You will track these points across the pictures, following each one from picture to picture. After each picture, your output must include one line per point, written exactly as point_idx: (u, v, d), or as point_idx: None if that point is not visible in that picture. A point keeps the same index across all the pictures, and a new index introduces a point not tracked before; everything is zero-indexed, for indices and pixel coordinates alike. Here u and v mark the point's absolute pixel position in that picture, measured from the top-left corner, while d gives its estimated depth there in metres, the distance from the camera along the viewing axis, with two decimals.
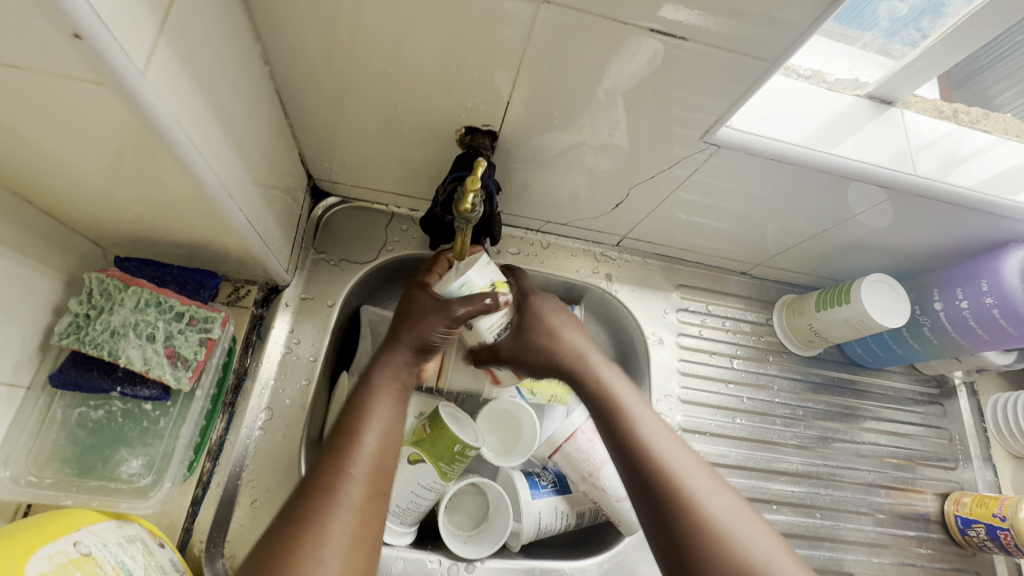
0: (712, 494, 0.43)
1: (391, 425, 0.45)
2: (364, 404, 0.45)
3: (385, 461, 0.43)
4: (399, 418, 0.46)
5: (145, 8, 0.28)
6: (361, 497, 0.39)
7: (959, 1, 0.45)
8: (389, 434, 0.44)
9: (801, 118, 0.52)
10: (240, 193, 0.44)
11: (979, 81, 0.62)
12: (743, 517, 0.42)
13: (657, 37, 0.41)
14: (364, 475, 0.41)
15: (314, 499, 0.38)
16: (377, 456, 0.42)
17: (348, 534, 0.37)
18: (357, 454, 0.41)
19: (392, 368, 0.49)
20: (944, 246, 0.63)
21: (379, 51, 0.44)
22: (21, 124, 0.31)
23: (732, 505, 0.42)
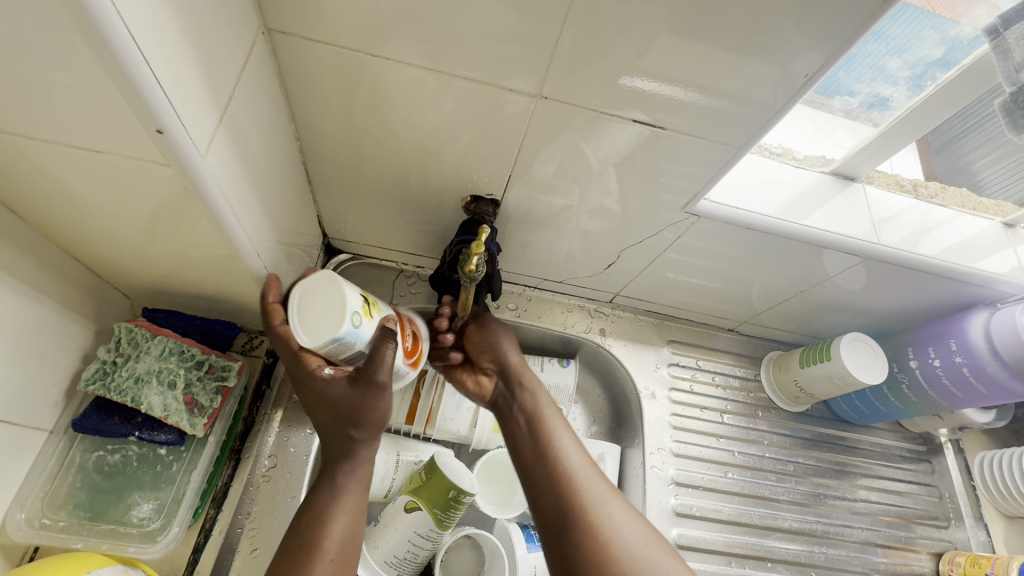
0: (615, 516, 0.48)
1: (348, 530, 0.49)
2: (324, 513, 0.49)
3: (343, 572, 0.47)
4: (357, 523, 0.50)
5: (211, 106, 0.33)
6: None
7: (901, 97, 0.51)
8: (347, 539, 0.49)
9: (771, 192, 0.58)
10: (266, 251, 0.48)
11: (957, 148, 0.60)
12: (645, 546, 0.46)
13: (640, 124, 0.47)
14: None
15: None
16: (337, 569, 0.47)
17: None
18: (317, 568, 0.45)
19: (356, 466, 0.52)
20: (915, 307, 0.67)
21: (398, 130, 0.50)
22: (88, 193, 0.36)
23: (643, 536, 0.47)
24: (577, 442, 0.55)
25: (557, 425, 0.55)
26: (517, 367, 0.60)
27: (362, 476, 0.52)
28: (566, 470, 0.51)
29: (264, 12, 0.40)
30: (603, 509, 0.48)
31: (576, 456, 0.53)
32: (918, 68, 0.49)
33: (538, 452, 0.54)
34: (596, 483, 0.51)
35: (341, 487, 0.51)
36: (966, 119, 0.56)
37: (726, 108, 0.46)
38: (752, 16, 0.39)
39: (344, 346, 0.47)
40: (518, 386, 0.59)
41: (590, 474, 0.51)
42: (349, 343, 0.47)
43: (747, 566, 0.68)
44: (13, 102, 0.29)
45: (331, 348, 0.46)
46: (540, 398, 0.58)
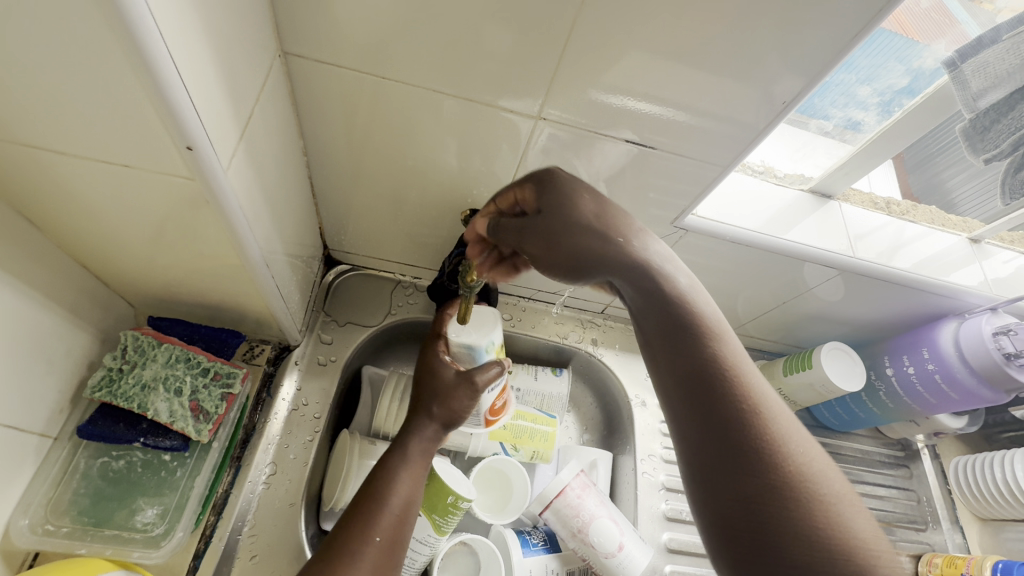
0: (800, 444, 0.32)
1: (412, 489, 0.49)
2: (394, 471, 0.50)
3: (397, 536, 0.46)
4: (419, 488, 0.50)
5: (233, 124, 0.36)
6: (375, 563, 0.43)
7: (871, 122, 0.56)
8: (410, 503, 0.48)
9: (754, 208, 0.62)
10: (273, 261, 0.50)
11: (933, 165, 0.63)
12: (838, 484, 0.32)
13: (631, 143, 0.51)
14: (380, 544, 0.44)
15: (332, 554, 0.42)
16: (395, 524, 0.46)
17: None
18: (380, 517, 0.46)
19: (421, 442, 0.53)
20: (890, 318, 0.71)
21: (402, 146, 0.52)
22: (107, 204, 0.38)
23: (837, 484, 0.32)
24: (734, 341, 0.37)
25: (711, 318, 0.37)
26: (658, 258, 0.41)
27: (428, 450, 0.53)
28: (732, 374, 0.34)
29: (281, 36, 0.42)
30: (791, 435, 0.33)
31: (738, 353, 0.36)
32: (886, 95, 0.53)
33: (706, 369, 0.34)
34: (772, 398, 0.34)
35: (412, 452, 0.52)
36: (939, 139, 0.59)
37: (711, 130, 0.49)
38: (734, 46, 0.42)
39: (467, 353, 0.54)
40: (647, 266, 0.40)
41: (763, 386, 0.34)
42: (473, 354, 0.54)
43: None
44: (51, 118, 0.30)
45: (461, 349, 0.54)
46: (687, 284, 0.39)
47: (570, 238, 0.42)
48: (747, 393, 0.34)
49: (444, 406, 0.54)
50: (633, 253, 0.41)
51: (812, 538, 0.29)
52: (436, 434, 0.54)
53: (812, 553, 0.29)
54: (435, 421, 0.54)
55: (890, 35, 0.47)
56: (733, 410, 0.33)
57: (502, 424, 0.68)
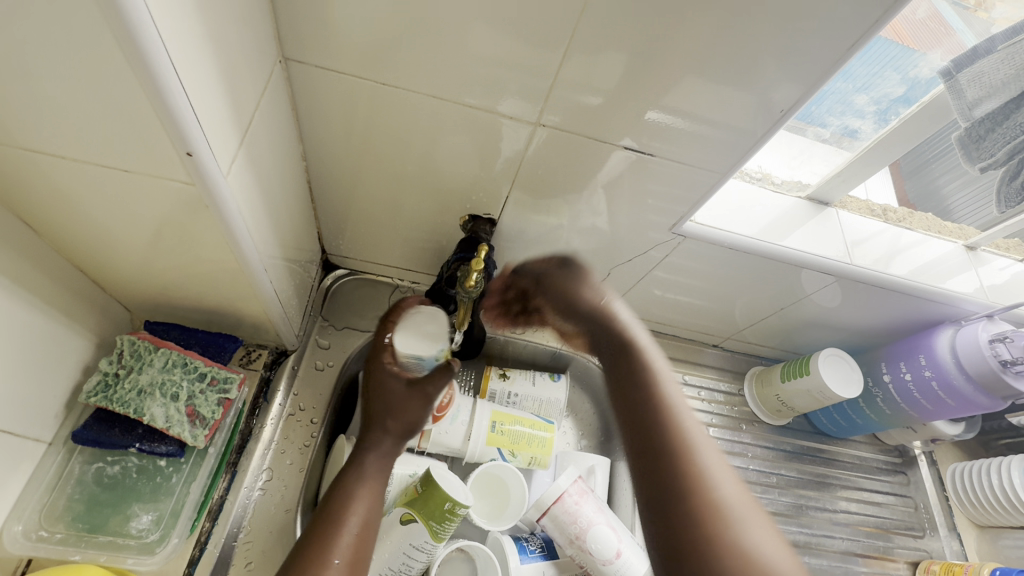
0: (724, 480, 0.42)
1: (370, 511, 0.48)
2: (350, 493, 0.49)
3: (360, 554, 0.45)
4: (377, 510, 0.49)
5: (233, 130, 0.36)
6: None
7: (867, 130, 0.56)
8: (368, 520, 0.48)
9: (752, 215, 0.62)
10: (272, 266, 0.50)
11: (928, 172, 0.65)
12: (751, 513, 0.40)
13: (629, 150, 0.51)
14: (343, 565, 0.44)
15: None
16: (355, 546, 0.45)
17: None
18: (339, 540, 0.45)
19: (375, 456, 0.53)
20: (887, 324, 0.71)
21: (400, 151, 0.52)
22: (105, 207, 0.38)
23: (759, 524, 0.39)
24: (684, 401, 0.49)
25: (668, 384, 0.51)
26: (629, 324, 0.59)
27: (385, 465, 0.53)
28: (674, 421, 0.46)
29: (282, 42, 0.42)
30: (716, 471, 0.42)
31: (686, 411, 0.48)
32: (882, 103, 0.53)
33: (652, 417, 0.47)
34: (706, 444, 0.45)
35: (368, 473, 0.51)
36: (933, 148, 0.61)
37: (710, 137, 0.49)
38: (733, 53, 0.42)
39: (417, 363, 0.59)
40: (625, 336, 0.57)
41: (701, 437, 0.45)
42: (422, 364, 0.59)
43: None
44: (51, 123, 0.30)
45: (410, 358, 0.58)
46: (654, 360, 0.55)
47: (565, 295, 0.62)
48: (685, 438, 0.45)
49: (397, 419, 0.55)
50: (607, 315, 0.60)
51: (721, 554, 0.38)
52: (393, 449, 0.54)
53: (726, 556, 0.38)
54: (391, 435, 0.55)
55: (889, 44, 0.48)
56: (668, 449, 0.44)
57: (500, 429, 0.67)
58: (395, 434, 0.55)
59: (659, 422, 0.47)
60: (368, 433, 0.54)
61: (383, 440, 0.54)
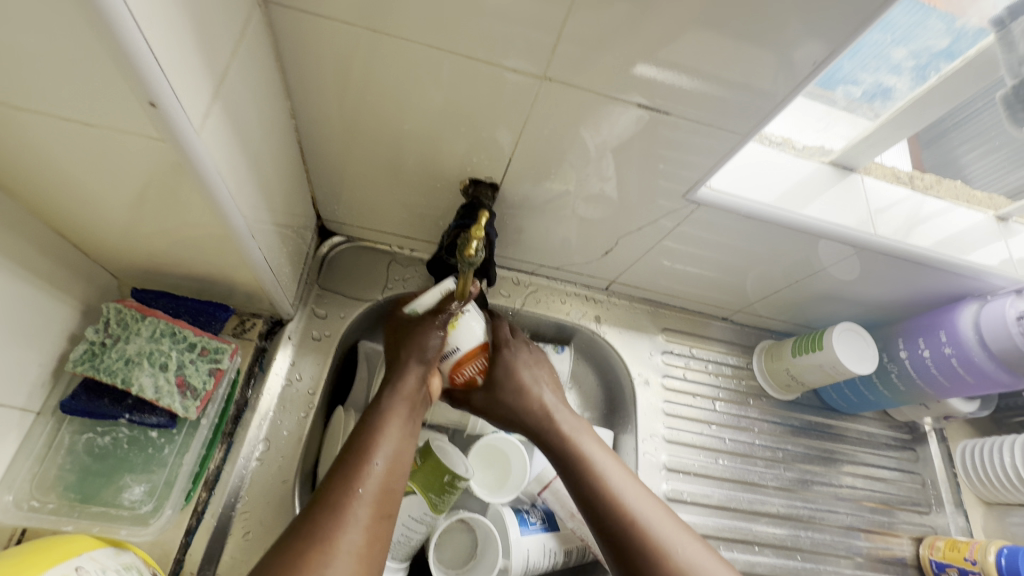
0: (680, 541, 0.48)
1: (397, 452, 0.47)
2: (375, 429, 0.48)
3: (392, 484, 0.45)
4: (408, 445, 0.48)
5: (205, 80, 0.32)
6: (369, 517, 0.41)
7: (903, 87, 0.51)
8: (397, 459, 0.46)
9: (771, 181, 0.58)
10: (260, 232, 0.47)
11: (949, 141, 0.61)
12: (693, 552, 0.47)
13: (643, 108, 0.47)
14: (371, 496, 0.42)
15: (320, 515, 0.40)
16: (385, 477, 0.44)
17: (353, 555, 0.38)
18: (366, 474, 0.44)
19: (403, 391, 0.51)
20: (907, 298, 0.68)
21: (395, 107, 0.48)
22: (74, 167, 0.35)
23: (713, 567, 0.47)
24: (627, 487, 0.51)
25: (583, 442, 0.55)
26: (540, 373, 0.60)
27: (409, 399, 0.51)
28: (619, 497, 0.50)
29: None
30: (657, 525, 0.49)
31: (630, 489, 0.51)
32: (922, 57, 0.49)
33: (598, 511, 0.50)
34: (657, 516, 0.49)
35: (389, 410, 0.50)
36: (959, 115, 0.57)
37: (729, 99, 0.45)
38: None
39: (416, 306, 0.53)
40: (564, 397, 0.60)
41: (650, 507, 0.50)
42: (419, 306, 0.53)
43: (736, 550, 0.69)
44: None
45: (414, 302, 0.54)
46: (584, 443, 0.55)
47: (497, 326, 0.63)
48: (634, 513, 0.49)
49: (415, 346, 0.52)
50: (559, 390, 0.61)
51: None
52: (419, 380, 0.52)
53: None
54: (411, 363, 0.52)
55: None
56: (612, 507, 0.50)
57: None
58: (414, 361, 0.52)
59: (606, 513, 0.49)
60: (393, 369, 0.53)
61: (410, 373, 0.52)
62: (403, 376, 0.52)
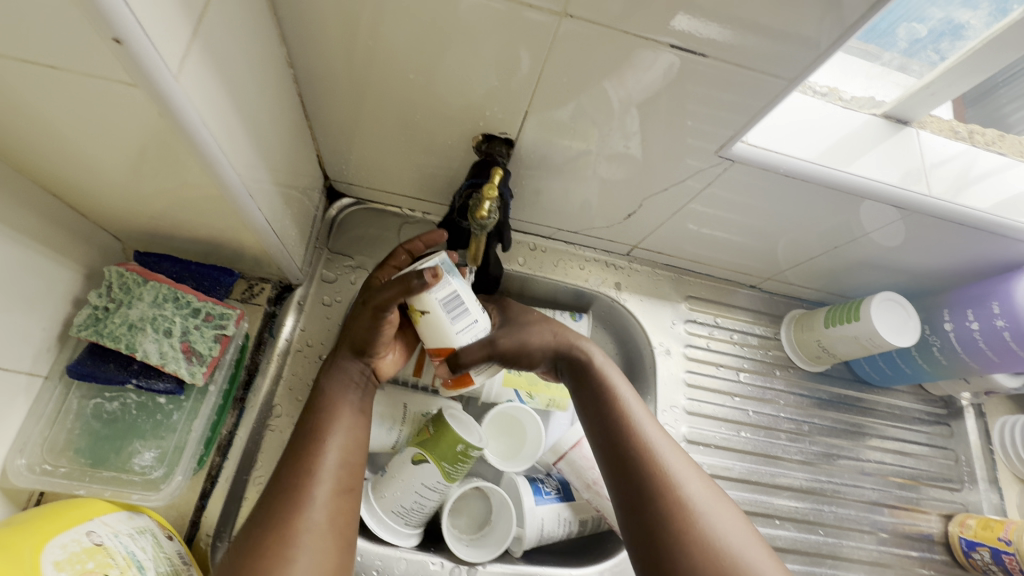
0: (698, 492, 0.43)
1: (354, 424, 0.47)
2: (325, 409, 0.46)
3: (351, 458, 0.44)
4: (363, 420, 0.48)
5: (180, 16, 0.29)
6: (330, 497, 0.42)
7: (979, 24, 0.45)
8: (355, 433, 0.46)
9: (815, 135, 0.53)
10: (260, 191, 0.44)
11: (994, 99, 0.59)
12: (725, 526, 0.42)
13: (675, 51, 0.41)
14: (330, 475, 0.42)
15: (280, 506, 0.40)
16: (342, 454, 0.44)
17: (317, 532, 0.39)
18: (321, 456, 0.43)
19: (349, 368, 0.49)
20: (956, 266, 0.63)
21: (399, 55, 0.44)
22: (50, 120, 0.32)
23: (735, 524, 0.42)
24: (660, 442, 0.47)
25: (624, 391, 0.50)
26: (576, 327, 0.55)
27: (353, 379, 0.49)
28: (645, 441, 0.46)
29: None
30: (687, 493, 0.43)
31: (658, 438, 0.47)
32: None
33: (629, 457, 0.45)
34: (680, 464, 0.45)
35: (338, 384, 0.48)
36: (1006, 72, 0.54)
37: (777, 44, 0.40)
38: None
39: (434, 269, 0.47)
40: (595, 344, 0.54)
41: (674, 455, 0.46)
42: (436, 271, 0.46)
43: (756, 523, 0.67)
44: None
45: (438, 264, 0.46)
46: (613, 380, 0.51)
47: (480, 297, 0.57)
48: (659, 457, 0.45)
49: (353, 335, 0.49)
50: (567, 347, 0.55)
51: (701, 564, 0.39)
52: (359, 362, 0.50)
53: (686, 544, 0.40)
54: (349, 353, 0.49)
55: None
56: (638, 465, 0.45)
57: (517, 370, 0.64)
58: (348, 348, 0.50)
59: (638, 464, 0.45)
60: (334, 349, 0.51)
61: (350, 359, 0.50)
62: (343, 355, 0.50)
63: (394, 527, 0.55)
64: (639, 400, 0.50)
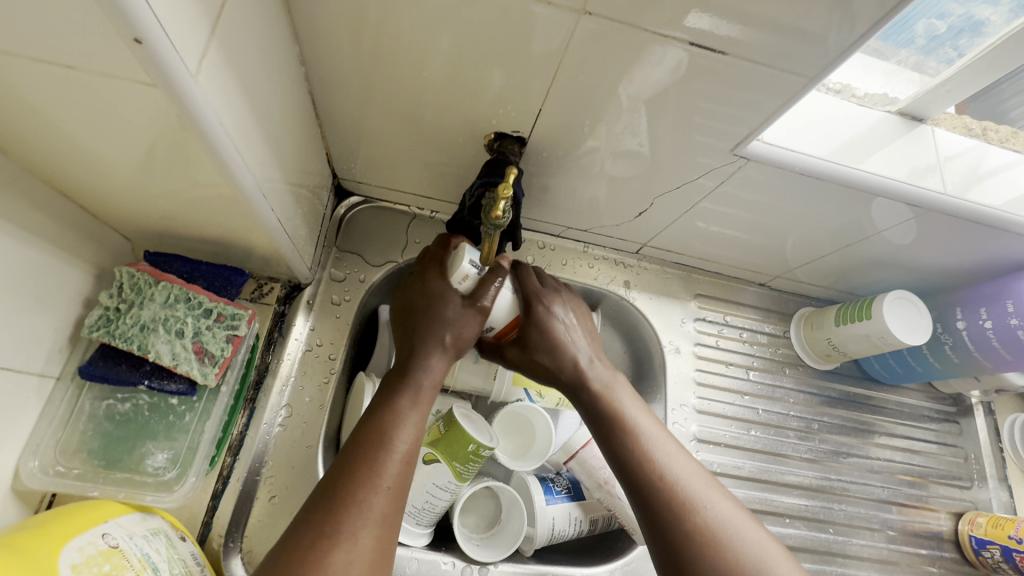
0: (711, 501, 0.42)
1: (417, 427, 0.43)
2: (399, 409, 0.43)
3: (411, 470, 0.41)
4: (427, 423, 0.44)
5: (198, 16, 0.28)
6: (387, 507, 0.38)
7: (999, 21, 0.45)
8: (417, 439, 0.43)
9: (829, 133, 0.52)
10: (272, 191, 0.44)
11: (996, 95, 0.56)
12: (743, 529, 0.41)
13: (693, 50, 0.41)
14: (390, 486, 0.39)
15: (340, 506, 0.36)
16: (404, 461, 0.41)
17: (369, 549, 0.35)
18: (389, 459, 0.40)
19: (427, 370, 0.47)
20: (969, 265, 0.63)
21: (413, 53, 0.44)
22: (64, 120, 0.32)
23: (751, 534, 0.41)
24: (660, 448, 0.46)
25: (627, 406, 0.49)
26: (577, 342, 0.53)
27: (434, 380, 0.47)
28: (656, 462, 0.45)
29: None
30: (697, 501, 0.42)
31: (664, 448, 0.46)
32: None
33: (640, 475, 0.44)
34: (691, 476, 0.44)
35: (421, 385, 0.46)
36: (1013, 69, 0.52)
37: (798, 41, 0.39)
38: None
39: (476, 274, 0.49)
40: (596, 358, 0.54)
41: (683, 469, 0.44)
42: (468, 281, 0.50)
43: (766, 522, 0.67)
44: None
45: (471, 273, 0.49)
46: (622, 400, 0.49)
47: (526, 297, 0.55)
48: (670, 476, 0.43)
49: (453, 333, 0.48)
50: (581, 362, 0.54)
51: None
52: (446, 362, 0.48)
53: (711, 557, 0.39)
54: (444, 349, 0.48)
55: None
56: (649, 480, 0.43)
57: None
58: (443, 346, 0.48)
59: (650, 479, 0.43)
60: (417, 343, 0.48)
61: (437, 356, 0.48)
62: (430, 352, 0.48)
63: (406, 526, 0.55)
64: (643, 408, 0.50)
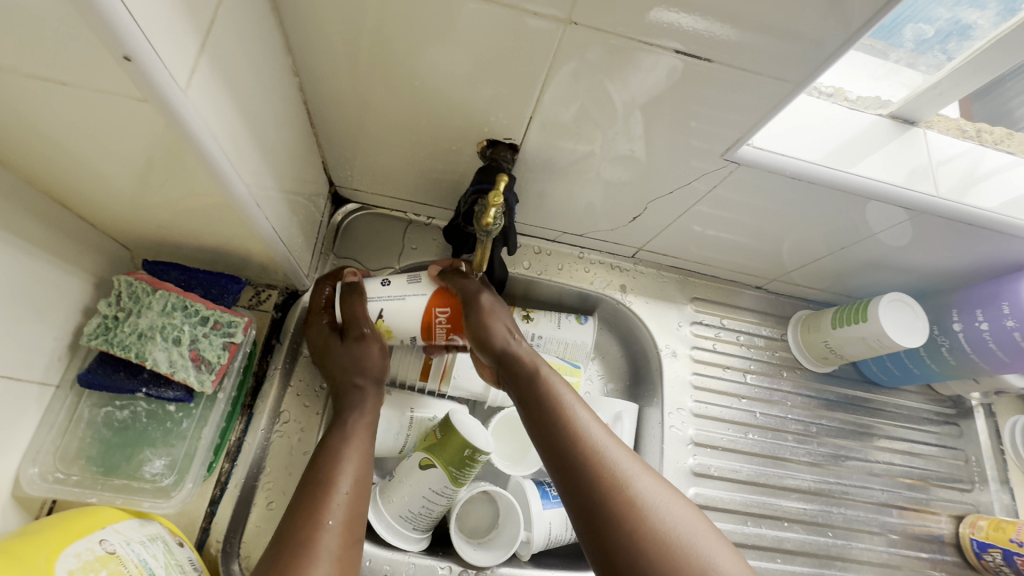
0: (636, 472, 0.43)
1: (360, 467, 0.47)
2: (336, 455, 0.47)
3: (358, 508, 0.45)
4: (367, 464, 0.48)
5: (188, 30, 0.29)
6: (338, 545, 0.41)
7: (987, 24, 0.45)
8: (360, 479, 0.46)
9: (820, 136, 0.52)
10: (266, 199, 0.45)
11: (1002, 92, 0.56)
12: (662, 498, 0.42)
13: (680, 56, 0.41)
14: (340, 524, 0.42)
15: (294, 551, 0.39)
16: (351, 503, 0.44)
17: None
18: (332, 502, 0.43)
19: (359, 414, 0.52)
20: (965, 266, 0.63)
21: (404, 63, 0.44)
22: (60, 134, 0.32)
23: (688, 516, 0.41)
24: (589, 423, 0.47)
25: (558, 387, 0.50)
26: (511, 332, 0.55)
27: (366, 419, 0.52)
28: (594, 448, 0.44)
29: None
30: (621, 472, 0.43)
31: (591, 423, 0.47)
32: None
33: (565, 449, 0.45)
34: (617, 449, 0.45)
35: (352, 431, 0.50)
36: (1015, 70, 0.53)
37: (783, 46, 0.39)
38: None
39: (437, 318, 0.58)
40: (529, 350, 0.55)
41: (609, 442, 0.45)
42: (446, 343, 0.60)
43: (764, 525, 0.67)
44: None
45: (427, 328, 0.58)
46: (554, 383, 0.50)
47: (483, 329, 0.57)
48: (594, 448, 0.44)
49: (361, 372, 0.54)
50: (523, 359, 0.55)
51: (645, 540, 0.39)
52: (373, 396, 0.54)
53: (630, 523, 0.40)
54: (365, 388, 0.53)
55: None
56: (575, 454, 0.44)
57: None
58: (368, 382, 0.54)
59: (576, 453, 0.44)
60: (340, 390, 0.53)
61: (363, 397, 0.53)
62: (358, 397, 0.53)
63: (402, 531, 0.55)
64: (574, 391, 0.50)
